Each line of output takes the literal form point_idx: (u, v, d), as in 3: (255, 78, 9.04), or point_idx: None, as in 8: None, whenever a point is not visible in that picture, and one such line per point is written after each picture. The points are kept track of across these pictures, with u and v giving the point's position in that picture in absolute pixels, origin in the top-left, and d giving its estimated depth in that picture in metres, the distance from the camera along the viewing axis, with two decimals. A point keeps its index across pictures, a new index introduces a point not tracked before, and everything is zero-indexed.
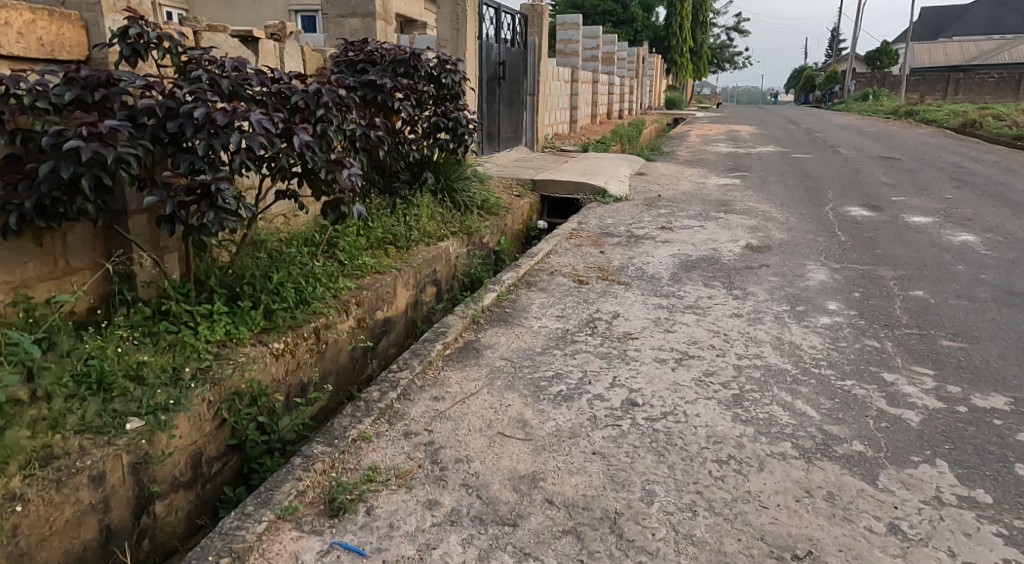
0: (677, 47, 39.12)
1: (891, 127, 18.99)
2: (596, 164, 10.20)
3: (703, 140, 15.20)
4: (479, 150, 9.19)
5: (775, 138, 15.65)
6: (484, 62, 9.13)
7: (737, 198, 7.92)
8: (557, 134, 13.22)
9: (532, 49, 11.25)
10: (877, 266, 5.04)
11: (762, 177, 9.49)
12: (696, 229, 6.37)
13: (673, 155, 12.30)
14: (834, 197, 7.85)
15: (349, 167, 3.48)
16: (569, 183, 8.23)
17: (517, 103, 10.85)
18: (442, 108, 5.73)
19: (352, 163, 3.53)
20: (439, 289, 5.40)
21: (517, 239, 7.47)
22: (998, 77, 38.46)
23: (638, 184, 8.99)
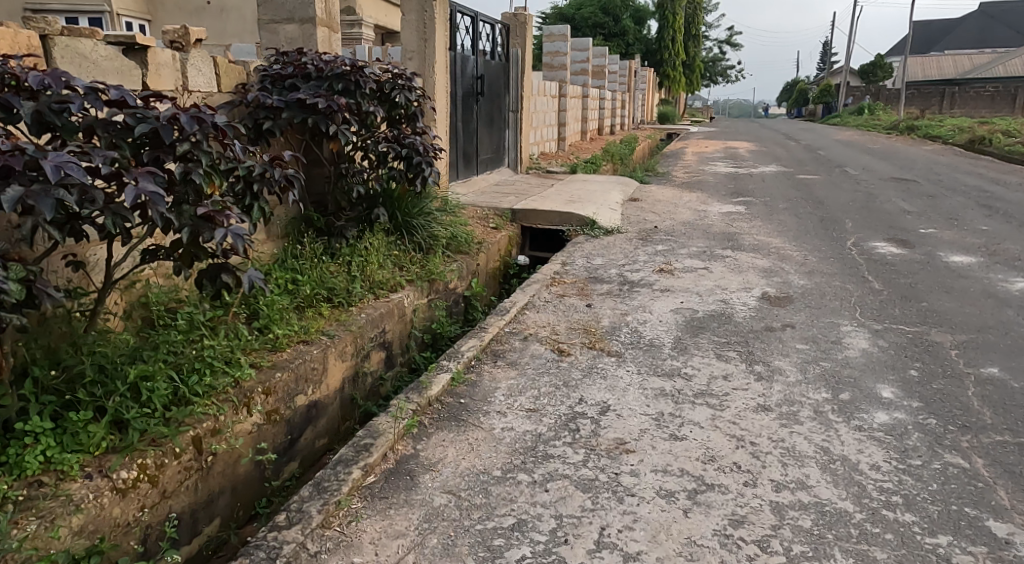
0: (670, 60, 38.40)
1: (895, 144, 18.18)
2: (585, 188, 9.24)
3: (700, 158, 14.33)
4: (453, 174, 8.24)
5: (775, 157, 14.78)
6: (459, 76, 8.19)
7: (744, 230, 7.00)
8: (543, 154, 12.30)
9: (515, 62, 10.33)
10: (929, 329, 4.11)
11: (769, 204, 8.58)
12: (701, 273, 5.43)
13: (669, 176, 11.38)
14: (854, 230, 6.95)
15: (228, 223, 2.51)
16: (554, 213, 7.27)
17: (497, 122, 9.92)
18: (394, 131, 4.73)
19: (236, 217, 2.55)
20: (388, 355, 4.39)
21: (492, 280, 6.49)
22: (993, 90, 37.95)
23: (631, 212, 8.06)
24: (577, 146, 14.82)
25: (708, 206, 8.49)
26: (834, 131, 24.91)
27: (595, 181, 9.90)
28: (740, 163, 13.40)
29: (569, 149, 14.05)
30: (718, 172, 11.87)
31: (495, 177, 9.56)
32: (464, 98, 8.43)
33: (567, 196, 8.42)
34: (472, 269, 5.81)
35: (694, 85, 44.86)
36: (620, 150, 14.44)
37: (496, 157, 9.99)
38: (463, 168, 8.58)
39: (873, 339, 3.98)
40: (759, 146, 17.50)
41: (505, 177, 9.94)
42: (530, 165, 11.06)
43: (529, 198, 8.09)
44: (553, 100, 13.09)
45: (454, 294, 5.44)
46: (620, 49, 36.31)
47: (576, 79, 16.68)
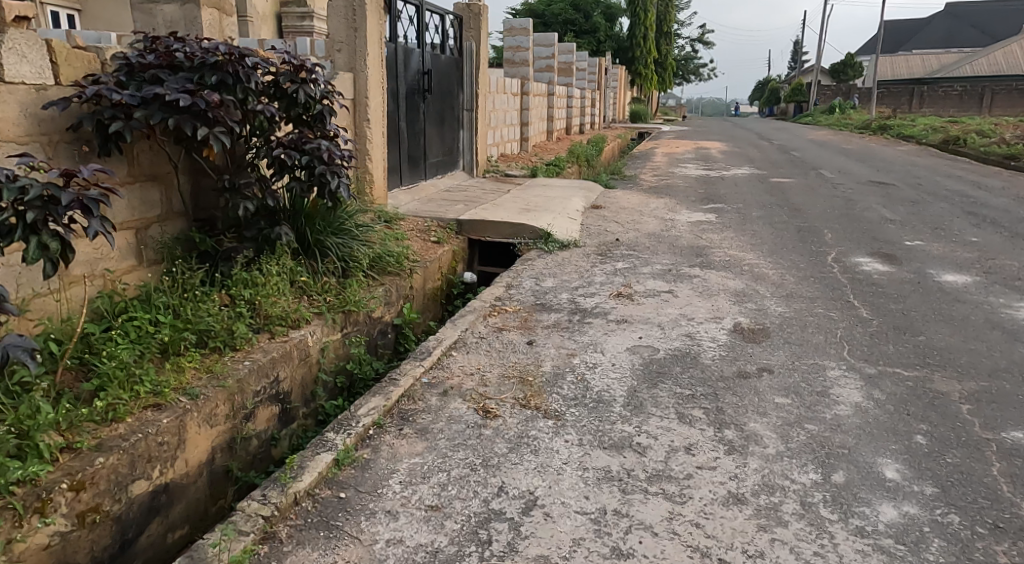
0: (642, 58, 37.87)
1: (869, 144, 17.72)
2: (543, 194, 8.52)
3: (671, 159, 13.70)
4: (396, 181, 7.48)
5: (747, 158, 14.19)
6: (401, 72, 7.41)
7: (713, 244, 6.33)
8: (503, 155, 11.57)
9: (468, 57, 9.56)
10: (935, 374, 3.44)
11: (741, 212, 7.93)
12: (664, 299, 4.74)
13: (635, 180, 10.70)
14: (835, 243, 6.31)
15: None
16: (504, 225, 6.53)
17: (449, 121, 9.14)
18: (294, 136, 3.91)
19: None
20: (282, 408, 3.59)
21: (430, 303, 5.72)
22: (962, 89, 37.99)
23: (592, 221, 7.36)
24: (541, 146, 14.09)
25: (676, 214, 7.82)
26: (807, 131, 24.50)
27: (555, 187, 9.18)
28: (711, 165, 12.78)
29: (533, 150, 13.31)
30: (687, 175, 11.23)
31: (447, 182, 8.80)
32: (408, 95, 7.65)
33: (522, 204, 7.68)
34: (401, 294, 5.03)
35: (666, 84, 44.41)
36: (586, 151, 13.75)
37: (448, 160, 9.23)
38: (408, 173, 7.80)
39: (866, 388, 3.31)
40: (731, 147, 16.90)
41: (458, 182, 9.18)
42: (487, 168, 10.31)
43: (479, 207, 7.35)
44: (515, 98, 12.34)
45: (376, 325, 4.66)
46: (591, 47, 35.70)
47: (541, 76, 15.95)
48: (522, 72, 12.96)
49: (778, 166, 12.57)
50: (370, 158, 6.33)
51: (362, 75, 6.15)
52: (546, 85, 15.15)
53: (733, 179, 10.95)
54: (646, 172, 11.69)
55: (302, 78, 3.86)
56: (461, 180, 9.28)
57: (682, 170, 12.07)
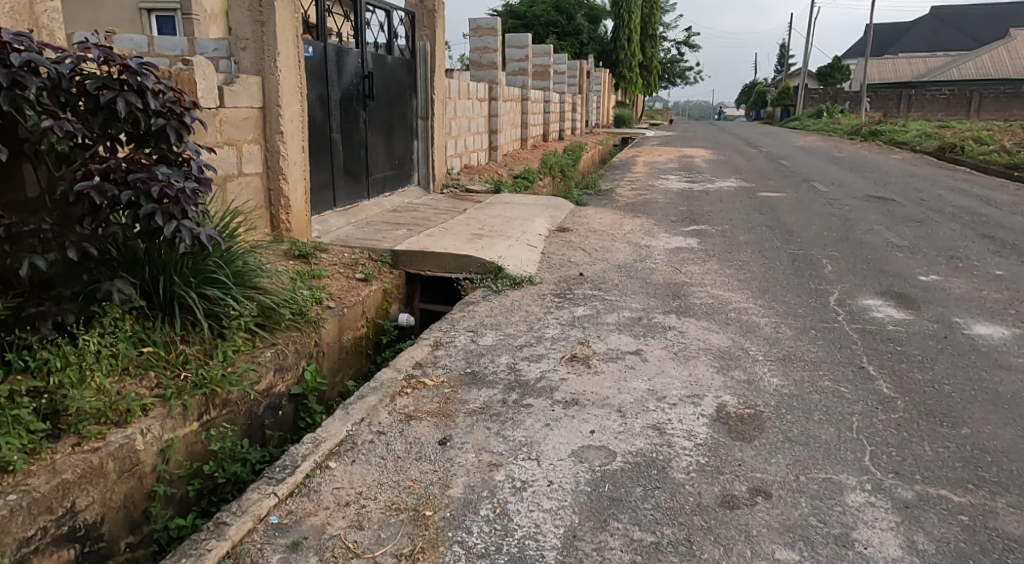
0: (626, 61, 37.01)
1: (861, 151, 16.82)
2: (503, 215, 7.52)
3: (652, 170, 12.75)
4: (326, 202, 6.46)
5: (733, 167, 13.24)
6: (332, 76, 6.42)
7: (693, 281, 5.35)
8: (467, 166, 10.57)
9: (422, 59, 8.57)
10: (996, 505, 2.47)
11: (726, 236, 6.96)
12: (627, 365, 3.75)
13: (611, 195, 9.72)
14: (837, 279, 5.35)
15: None
16: (449, 256, 5.54)
17: (398, 131, 8.16)
18: (116, 160, 2.86)
19: None
20: (84, 548, 2.58)
21: (350, 357, 4.71)
22: (949, 93, 37.35)
23: (555, 249, 6.36)
24: (513, 156, 13.12)
25: (652, 238, 6.84)
26: (794, 137, 23.68)
27: (517, 205, 8.20)
28: (693, 176, 11.82)
29: (502, 161, 12.35)
30: (667, 189, 10.26)
31: (395, 201, 7.80)
32: (342, 103, 6.66)
33: (476, 228, 6.68)
34: (301, 356, 4.02)
35: (652, 87, 43.59)
36: (561, 161, 12.77)
37: (398, 175, 8.23)
38: (344, 192, 6.81)
39: (903, 531, 2.34)
40: (716, 155, 15.95)
41: (409, 200, 8.17)
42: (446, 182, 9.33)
43: (424, 233, 6.35)
44: (482, 104, 11.37)
45: (261, 402, 3.64)
46: (573, 49, 34.79)
47: (515, 80, 14.97)
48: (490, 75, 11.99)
49: (766, 178, 11.63)
50: (285, 179, 5.32)
51: (273, 79, 5.13)
52: (518, 91, 14.18)
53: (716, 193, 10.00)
54: (623, 185, 10.71)
55: (122, 83, 2.85)
56: (413, 198, 8.29)
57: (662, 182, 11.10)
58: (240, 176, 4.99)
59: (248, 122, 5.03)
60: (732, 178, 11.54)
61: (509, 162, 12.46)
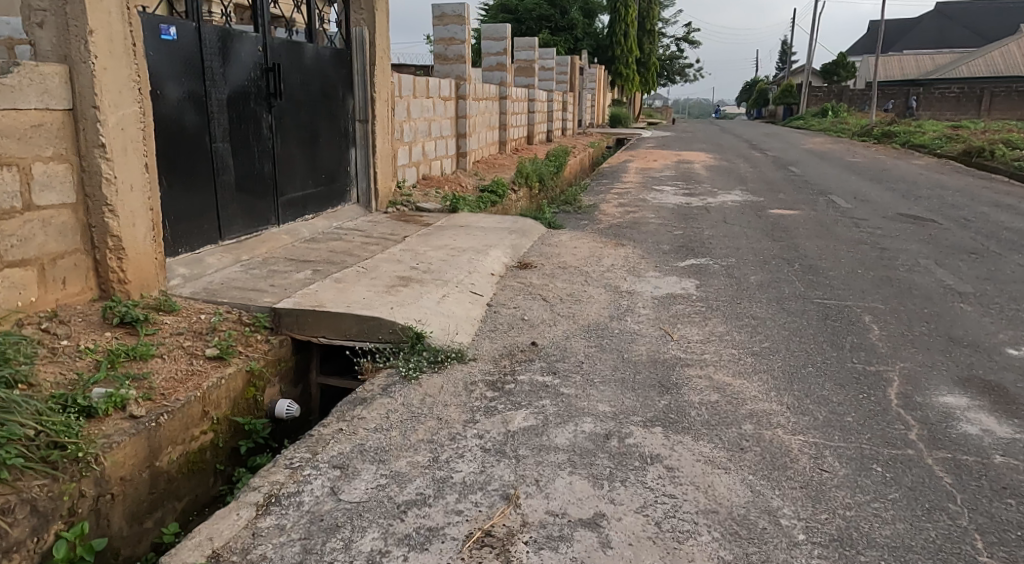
0: (622, 58, 35.40)
1: (878, 156, 15.23)
2: (450, 247, 5.97)
3: (645, 179, 11.23)
4: (207, 235, 4.92)
5: (737, 176, 11.67)
6: (212, 68, 4.86)
7: (689, 359, 3.81)
8: (425, 177, 9.06)
9: (358, 49, 7.05)
10: None
11: (732, 278, 5.42)
12: (575, 558, 2.20)
13: (592, 213, 8.17)
14: (892, 357, 3.82)
15: None
16: (350, 318, 3.99)
17: (325, 137, 6.61)
18: None
19: None
20: None
21: (176, 483, 3.16)
22: (959, 91, 35.86)
23: (508, 299, 4.82)
24: (485, 165, 11.63)
25: (638, 281, 5.30)
26: (800, 139, 22.09)
27: (472, 230, 6.65)
28: (691, 188, 10.27)
29: (471, 170, 10.84)
30: (659, 205, 8.71)
31: (319, 227, 6.26)
32: (231, 103, 5.10)
33: (407, 267, 5.14)
34: (48, 517, 2.47)
35: (650, 85, 41.92)
36: (540, 169, 11.23)
37: (326, 192, 6.68)
38: (237, 219, 5.27)
39: None
40: (717, 161, 14.37)
41: (341, 223, 6.62)
42: (394, 198, 7.79)
43: (334, 277, 4.79)
44: (445, 104, 9.86)
45: None
46: (568, 45, 33.22)
47: (492, 76, 13.41)
48: (457, 70, 10.44)
49: (776, 190, 10.08)
50: (112, 210, 3.75)
51: (85, 68, 3.56)
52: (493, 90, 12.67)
53: (719, 209, 8.45)
54: (609, 200, 9.13)
55: None
56: (345, 221, 6.73)
57: (656, 195, 9.54)
58: (27, 212, 3.44)
59: (41, 131, 3.46)
60: (735, 191, 9.99)
61: (480, 171, 10.96)
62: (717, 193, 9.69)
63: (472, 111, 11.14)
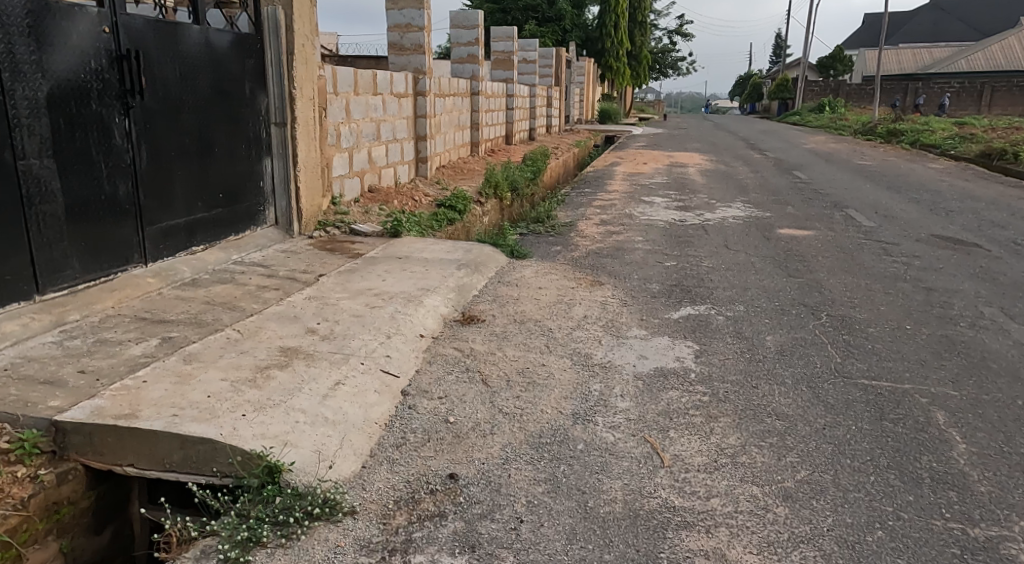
0: (612, 50, 34.00)
1: (888, 159, 13.94)
2: (374, 292, 4.59)
3: (633, 188, 9.89)
4: (15, 289, 3.53)
5: (737, 184, 10.35)
6: (14, 53, 3.46)
7: (688, 513, 2.46)
8: (371, 188, 7.71)
9: (272, 34, 5.69)
10: None
11: (744, 340, 4.07)
12: None
13: (566, 235, 6.82)
14: (1001, 507, 2.49)
15: None
16: (170, 441, 2.59)
17: (221, 145, 5.22)
18: None
19: None
20: None
21: None
22: (959, 86, 34.80)
23: (433, 382, 3.46)
24: (452, 171, 10.31)
25: (618, 347, 3.95)
26: (799, 137, 20.89)
27: (411, 265, 5.27)
28: (685, 200, 8.94)
29: (434, 177, 9.50)
30: (647, 223, 7.37)
31: (208, 264, 4.86)
32: (55, 103, 3.70)
33: (301, 332, 3.75)
34: None
35: (641, 79, 40.59)
36: (513, 177, 9.88)
37: (222, 216, 5.28)
38: (72, 262, 3.88)
39: None
40: (712, 164, 13.04)
41: (243, 256, 5.23)
42: (323, 218, 6.41)
43: (187, 351, 3.40)
44: (397, 102, 8.49)
45: None
46: (556, 35, 31.76)
47: (463, 69, 12.02)
48: (415, 62, 9.04)
49: (781, 202, 8.76)
50: None
51: None
52: (462, 84, 11.32)
53: (719, 230, 7.11)
54: (588, 216, 7.80)
55: None
56: (250, 253, 5.33)
57: (644, 209, 8.20)
58: None
59: None
60: (735, 204, 8.66)
61: (444, 178, 9.63)
62: (714, 208, 8.35)
63: (435, 111, 9.81)
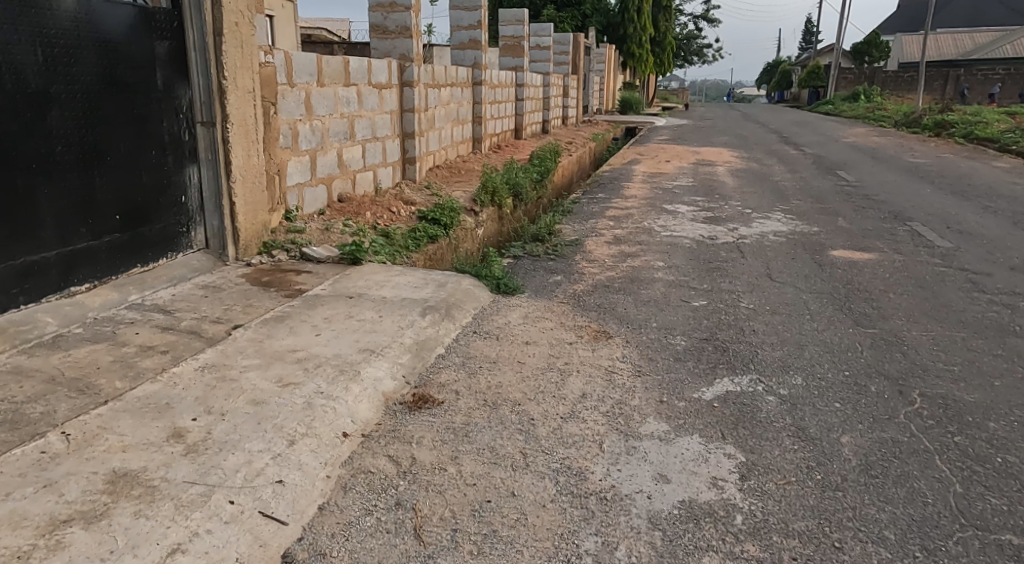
0: (635, 36, 32.53)
1: (941, 157, 12.49)
2: (299, 355, 3.40)
3: (654, 194, 8.63)
4: None
5: (774, 189, 9.05)
6: None
7: None
8: (340, 198, 6.53)
9: (195, 10, 4.48)
10: None
11: (808, 444, 2.84)
12: None
13: (570, 260, 5.59)
14: None
15: None
16: None
17: (118, 151, 4.03)
18: None
19: None
20: None
21: None
22: (1002, 73, 32.95)
23: (340, 534, 2.26)
24: (445, 172, 9.16)
25: (627, 458, 2.73)
26: (836, 130, 19.44)
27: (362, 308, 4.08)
28: (715, 211, 7.65)
29: (422, 180, 8.35)
30: (671, 244, 6.12)
31: (88, 311, 3.68)
32: None
33: (160, 435, 2.57)
34: None
35: (665, 68, 39.02)
36: (514, 181, 8.72)
37: (121, 242, 4.11)
38: None
39: None
40: (743, 163, 11.73)
41: (146, 296, 4.05)
42: (271, 238, 5.25)
43: None
44: (377, 95, 7.29)
45: None
46: (576, 21, 30.37)
47: (465, 56, 10.77)
48: (401, 47, 7.82)
49: (829, 215, 7.45)
50: None
51: None
52: (461, 72, 10.13)
53: (758, 255, 5.85)
54: (600, 232, 6.56)
55: None
56: (159, 290, 4.16)
57: (665, 224, 6.95)
58: None
59: None
60: (774, 216, 7.37)
61: (434, 182, 8.48)
62: (751, 222, 7.07)
63: (426, 104, 8.66)
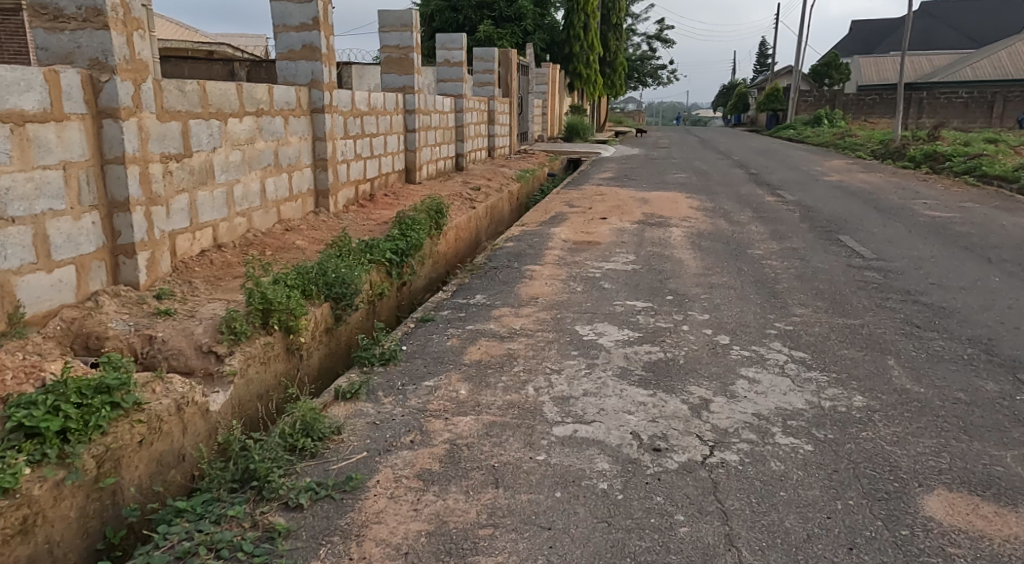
0: (582, 55, 29.54)
1: (964, 209, 9.40)
2: None
3: (568, 300, 5.25)
4: None
5: (758, 283, 5.76)
6: None
7: None
8: None
9: None
10: None
11: None
12: None
13: None
14: None
15: None
16: None
17: None
18: None
19: None
20: None
21: None
22: (967, 95, 30.96)
23: None
24: (225, 258, 5.65)
25: None
26: (810, 162, 16.53)
27: None
28: (665, 352, 4.24)
29: (158, 280, 4.83)
30: (560, 503, 2.64)
31: None
32: None
33: None
34: None
35: (618, 91, 36.08)
36: (330, 275, 5.25)
37: None
38: None
39: None
40: (707, 221, 8.47)
41: None
42: None
43: None
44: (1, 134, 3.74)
45: None
46: (517, 37, 27.14)
47: (297, 70, 7.33)
48: (90, 44, 4.30)
49: (867, 361, 4.10)
50: None
51: None
52: (277, 94, 6.68)
53: (764, 547, 2.41)
54: (418, 445, 3.06)
55: None
56: None
57: (565, 405, 3.49)
58: None
59: None
60: (773, 369, 3.98)
61: (185, 282, 4.96)
62: (733, 393, 3.67)
63: (175, 148, 5.16)
